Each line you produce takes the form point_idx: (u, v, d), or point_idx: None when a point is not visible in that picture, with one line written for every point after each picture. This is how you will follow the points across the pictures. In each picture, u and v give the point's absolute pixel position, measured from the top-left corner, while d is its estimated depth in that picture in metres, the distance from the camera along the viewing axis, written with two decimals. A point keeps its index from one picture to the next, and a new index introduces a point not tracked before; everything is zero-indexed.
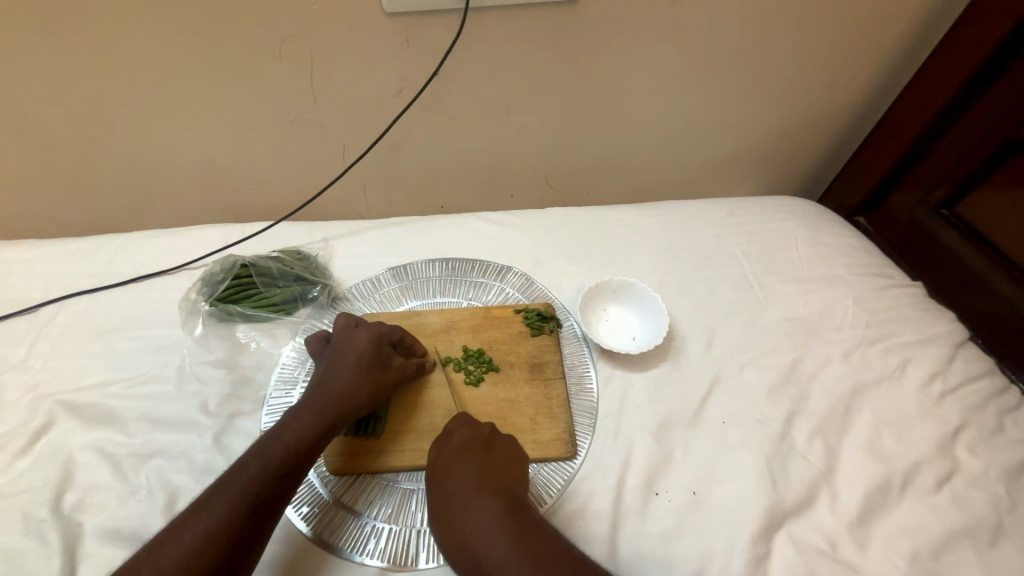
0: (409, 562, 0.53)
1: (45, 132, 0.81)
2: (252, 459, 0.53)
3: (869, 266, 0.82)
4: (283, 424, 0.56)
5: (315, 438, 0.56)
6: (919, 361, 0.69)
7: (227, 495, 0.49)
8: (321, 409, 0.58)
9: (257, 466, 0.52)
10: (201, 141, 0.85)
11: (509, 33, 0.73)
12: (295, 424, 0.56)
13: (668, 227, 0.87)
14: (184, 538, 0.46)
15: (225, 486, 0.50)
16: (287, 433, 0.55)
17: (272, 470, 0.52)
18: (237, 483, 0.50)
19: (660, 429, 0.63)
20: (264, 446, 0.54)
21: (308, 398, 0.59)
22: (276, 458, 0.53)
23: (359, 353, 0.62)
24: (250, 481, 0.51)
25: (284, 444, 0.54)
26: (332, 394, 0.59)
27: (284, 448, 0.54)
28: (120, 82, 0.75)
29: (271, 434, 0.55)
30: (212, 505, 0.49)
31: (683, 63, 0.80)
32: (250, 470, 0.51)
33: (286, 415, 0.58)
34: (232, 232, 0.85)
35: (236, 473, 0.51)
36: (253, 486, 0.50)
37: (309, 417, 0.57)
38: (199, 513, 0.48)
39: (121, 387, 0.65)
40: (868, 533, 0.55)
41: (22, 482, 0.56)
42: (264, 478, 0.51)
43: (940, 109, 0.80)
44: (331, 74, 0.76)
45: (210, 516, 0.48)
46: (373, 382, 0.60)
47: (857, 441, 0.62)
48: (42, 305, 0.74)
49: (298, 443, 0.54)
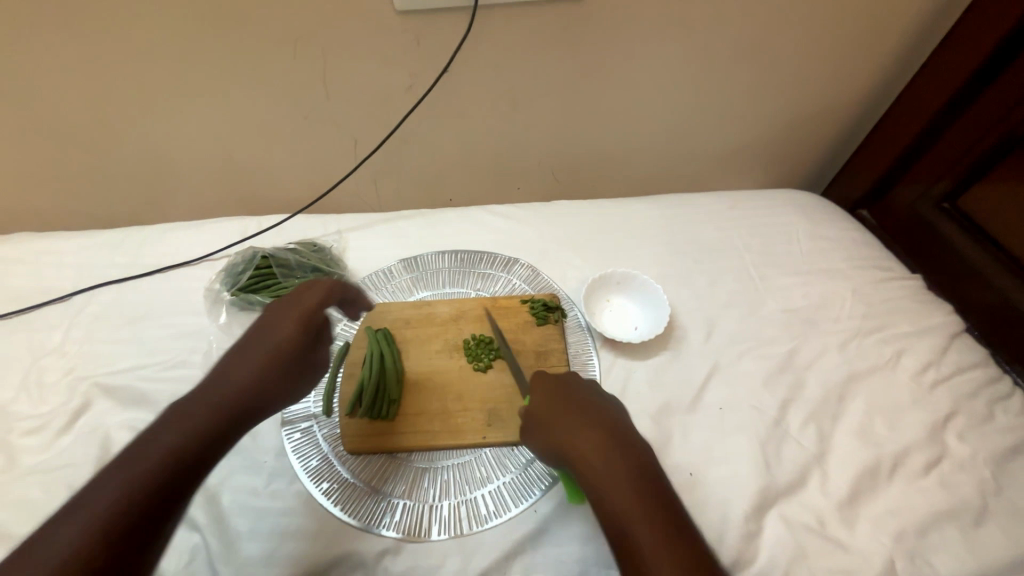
0: (422, 533, 0.57)
1: (70, 128, 0.84)
2: (162, 434, 0.44)
3: (869, 259, 0.83)
4: (214, 379, 0.50)
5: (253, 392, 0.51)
6: (914, 352, 0.71)
7: (153, 452, 0.42)
8: (260, 362, 0.53)
9: (170, 440, 0.44)
10: (219, 136, 0.88)
11: (516, 31, 0.76)
12: (233, 378, 0.51)
13: (672, 221, 0.89)
14: (92, 505, 0.38)
15: (150, 444, 0.43)
16: (202, 408, 0.47)
17: (205, 427, 0.46)
18: (168, 442, 0.43)
19: (660, 414, 0.66)
20: (195, 404, 0.47)
21: (240, 351, 0.54)
22: (212, 413, 0.47)
23: (295, 326, 0.57)
24: (182, 439, 0.44)
25: (201, 417, 0.46)
26: (269, 349, 0.54)
27: (199, 426, 0.46)
28: (144, 79, 0.78)
29: (179, 408, 0.47)
30: (112, 482, 0.40)
31: (688, 58, 0.82)
32: (160, 445, 0.43)
33: (197, 386, 0.50)
34: (250, 224, 0.88)
35: (144, 449, 0.42)
36: (166, 463, 0.42)
37: (244, 370, 0.52)
38: (86, 502, 0.38)
39: (151, 371, 0.69)
40: (856, 512, 0.58)
41: (65, 457, 0.61)
42: (176, 455, 0.43)
43: (944, 103, 0.81)
44: (345, 72, 0.79)
45: (108, 500, 0.39)
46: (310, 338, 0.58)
47: (850, 427, 0.65)
48: (74, 294, 0.78)
49: (216, 420, 0.47)
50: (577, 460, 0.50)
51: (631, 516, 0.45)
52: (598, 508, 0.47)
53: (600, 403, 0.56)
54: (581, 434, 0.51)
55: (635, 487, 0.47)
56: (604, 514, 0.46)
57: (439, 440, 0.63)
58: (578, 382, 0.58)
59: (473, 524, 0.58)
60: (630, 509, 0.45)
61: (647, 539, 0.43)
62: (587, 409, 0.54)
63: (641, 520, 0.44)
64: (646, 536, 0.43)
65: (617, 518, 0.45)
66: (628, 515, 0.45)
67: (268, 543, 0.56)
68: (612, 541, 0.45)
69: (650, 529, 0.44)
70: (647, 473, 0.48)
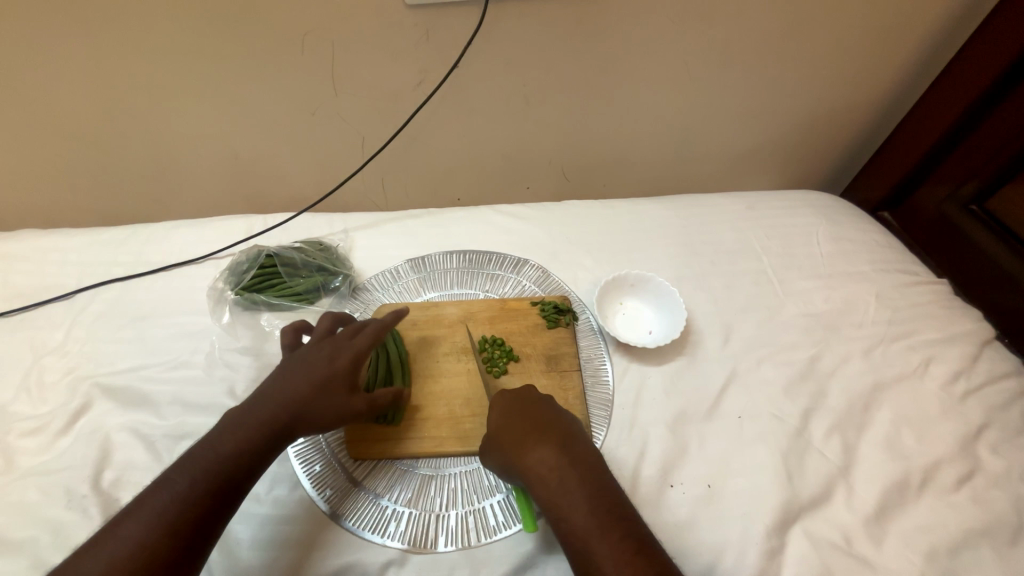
0: (428, 544, 0.55)
1: (77, 124, 0.83)
2: (200, 454, 0.49)
3: (892, 263, 0.80)
4: (245, 408, 0.52)
5: (281, 425, 0.52)
6: (942, 360, 0.68)
7: (191, 473, 0.47)
8: (286, 397, 0.53)
9: (205, 463, 0.48)
10: (225, 134, 0.87)
11: (528, 26, 0.73)
12: (258, 410, 0.52)
13: (687, 222, 0.86)
14: (142, 518, 0.45)
15: (191, 463, 0.48)
16: (234, 435, 0.50)
17: (235, 456, 0.49)
18: (203, 465, 0.48)
19: (675, 422, 0.63)
20: (225, 431, 0.50)
21: (273, 382, 0.55)
22: (240, 442, 0.50)
23: (328, 371, 0.56)
24: (212, 463, 0.48)
25: (232, 443, 0.50)
26: (297, 386, 0.54)
27: (230, 453, 0.49)
28: (150, 75, 0.77)
29: (219, 431, 0.51)
30: (158, 500, 0.46)
31: (705, 54, 0.79)
32: (197, 466, 0.48)
33: (237, 410, 0.53)
34: (255, 222, 0.87)
35: (183, 468, 0.48)
36: (200, 486, 0.47)
37: (252, 422, 0.51)
38: (142, 508, 0.45)
39: (153, 371, 0.67)
40: (884, 529, 0.55)
41: (64, 459, 0.59)
42: (209, 478, 0.47)
43: (973, 101, 0.78)
44: (353, 68, 0.77)
45: (152, 514, 0.45)
46: (344, 373, 0.56)
47: (876, 439, 0.62)
48: (77, 292, 0.77)
49: (245, 449, 0.50)
50: (541, 480, 0.51)
51: (589, 533, 0.46)
52: (560, 528, 0.48)
53: (567, 423, 0.57)
54: (544, 454, 0.52)
55: (598, 506, 0.48)
56: (565, 533, 0.48)
57: (446, 446, 0.61)
58: (539, 403, 0.59)
59: (481, 535, 0.55)
60: (592, 528, 0.46)
61: (607, 559, 0.44)
62: (550, 427, 0.55)
63: (601, 539, 0.46)
64: (605, 556, 0.45)
65: (579, 537, 0.47)
66: (588, 534, 0.46)
67: (269, 552, 0.54)
68: (574, 561, 0.46)
69: (612, 546, 0.45)
70: (607, 493, 0.49)
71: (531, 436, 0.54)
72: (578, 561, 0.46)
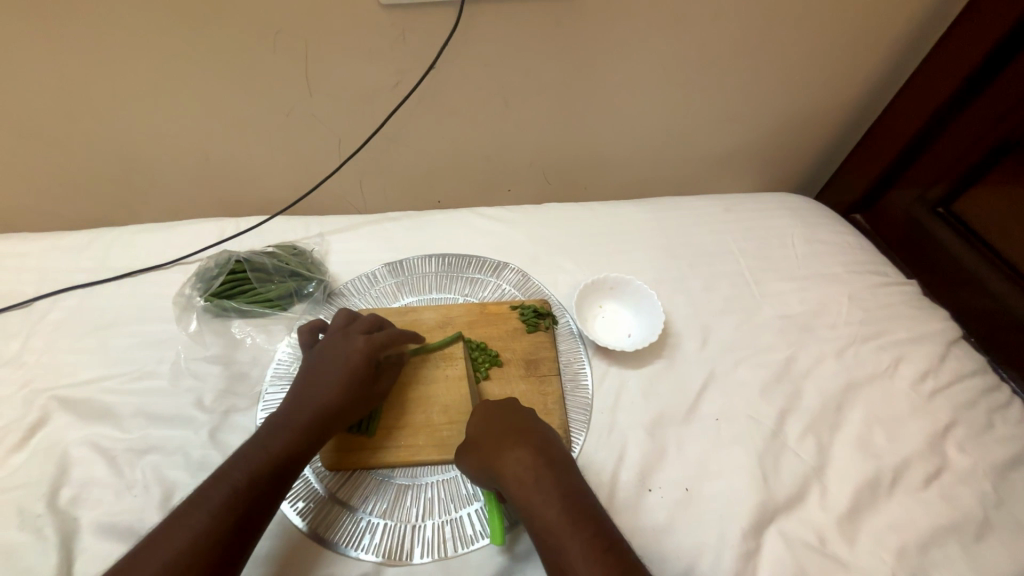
0: (403, 556, 0.54)
1: (35, 122, 0.80)
2: (237, 464, 0.51)
3: (864, 264, 0.82)
4: (283, 413, 0.56)
5: (319, 425, 0.56)
6: (911, 359, 0.70)
7: (230, 483, 0.49)
8: (320, 400, 0.57)
9: (245, 472, 0.50)
10: (194, 134, 0.84)
11: (506, 28, 0.73)
12: (295, 414, 0.56)
13: (667, 225, 0.86)
14: (184, 528, 0.46)
15: (229, 476, 0.50)
16: (272, 442, 0.53)
17: (284, 454, 0.53)
18: (241, 475, 0.50)
19: (653, 425, 0.63)
20: (271, 434, 0.54)
21: (304, 387, 0.59)
22: (277, 450, 0.53)
23: (349, 371, 0.59)
24: (263, 460, 0.52)
25: (269, 451, 0.52)
26: (328, 389, 0.58)
27: (269, 458, 0.52)
28: (113, 73, 0.74)
29: (256, 441, 0.54)
30: (199, 509, 0.47)
31: (682, 57, 0.80)
32: (236, 475, 0.50)
33: (273, 418, 0.56)
34: (227, 226, 0.84)
35: (221, 479, 0.50)
36: (240, 492, 0.49)
37: (286, 427, 0.55)
38: (182, 520, 0.47)
39: (116, 382, 0.65)
40: (857, 528, 0.56)
41: (19, 477, 0.56)
42: (249, 484, 0.50)
43: (940, 105, 0.80)
44: (327, 70, 0.76)
45: (193, 523, 0.46)
46: (367, 371, 0.60)
47: (849, 439, 0.63)
48: (35, 300, 0.73)
49: (284, 453, 0.53)
50: (516, 481, 0.51)
51: (563, 532, 0.47)
52: (534, 527, 0.48)
53: (543, 426, 0.57)
54: (520, 452, 0.52)
55: (572, 505, 0.48)
56: (539, 531, 0.48)
57: (421, 455, 0.60)
58: (512, 407, 0.58)
59: (457, 546, 0.54)
60: (567, 527, 0.47)
61: (579, 557, 0.45)
62: (526, 428, 0.55)
63: (574, 536, 0.46)
64: (577, 554, 0.45)
65: (552, 535, 0.47)
66: (561, 532, 0.47)
67: None
68: (547, 559, 0.47)
69: (586, 544, 0.45)
70: (580, 493, 0.50)
71: (507, 437, 0.54)
72: (551, 559, 0.46)
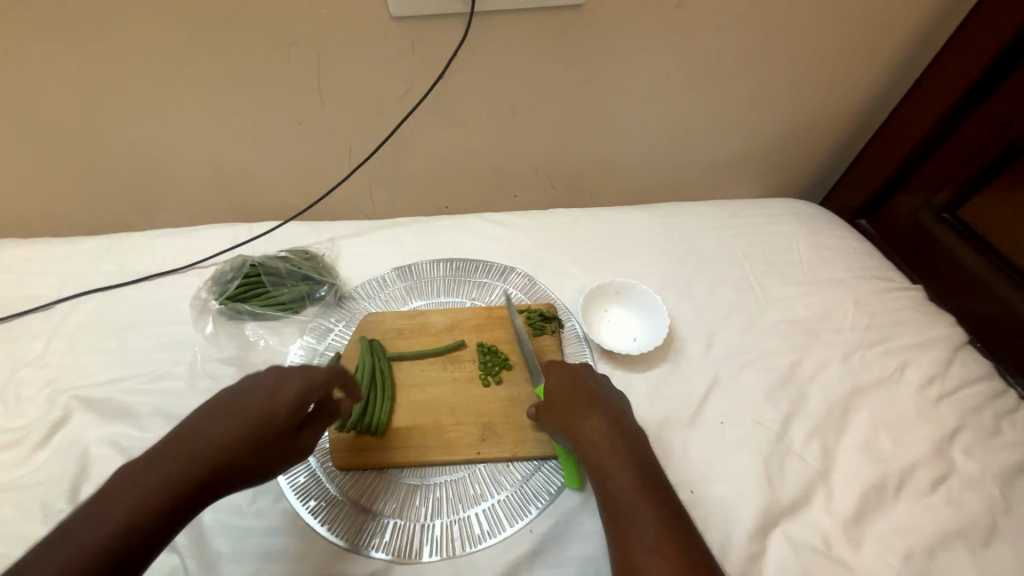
0: (412, 555, 0.55)
1: (59, 131, 0.83)
2: (169, 453, 0.43)
3: (869, 269, 0.82)
4: (193, 425, 0.46)
5: (235, 450, 0.45)
6: (917, 364, 0.70)
7: (154, 480, 0.41)
8: (240, 416, 0.46)
9: (173, 468, 0.42)
10: (211, 142, 0.86)
11: (513, 38, 0.75)
12: (208, 430, 0.45)
13: (671, 230, 0.87)
14: (90, 525, 0.39)
15: (156, 469, 0.42)
16: (216, 433, 0.45)
17: (216, 455, 0.44)
18: (166, 471, 0.42)
19: (659, 428, 0.64)
20: (216, 419, 0.46)
21: (227, 394, 0.49)
22: (219, 446, 0.45)
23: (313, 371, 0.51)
24: (200, 456, 0.44)
25: (211, 445, 0.44)
26: (289, 379, 0.50)
27: (208, 454, 0.44)
28: (135, 84, 0.76)
29: (195, 428, 0.45)
30: (114, 506, 0.40)
31: (687, 65, 0.81)
32: (164, 470, 0.42)
33: (223, 402, 0.48)
34: (241, 231, 0.86)
35: (146, 470, 0.42)
36: (165, 492, 0.41)
37: (235, 417, 0.46)
38: (94, 513, 0.40)
39: (135, 383, 0.67)
40: (863, 532, 0.56)
41: (41, 473, 0.58)
42: (175, 484, 0.42)
43: (944, 112, 0.81)
44: (340, 80, 0.78)
45: (104, 520, 0.39)
46: (306, 387, 0.49)
47: (854, 443, 0.63)
48: (57, 303, 0.76)
49: (227, 452, 0.45)
50: (591, 446, 0.54)
51: (631, 494, 0.50)
52: (603, 487, 0.52)
53: (614, 399, 0.60)
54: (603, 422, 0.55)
55: (641, 474, 0.51)
56: (608, 492, 0.51)
57: (430, 455, 0.61)
58: (587, 377, 0.62)
59: (465, 545, 0.55)
60: (634, 490, 0.50)
61: (645, 517, 0.48)
62: (600, 401, 0.58)
63: (643, 499, 0.49)
64: (644, 515, 0.48)
65: (620, 500, 0.50)
66: (629, 493, 0.50)
67: (250, 566, 0.54)
68: (611, 519, 0.50)
69: (653, 508, 0.48)
70: (649, 464, 0.53)
71: (583, 407, 0.58)
72: (615, 517, 0.49)
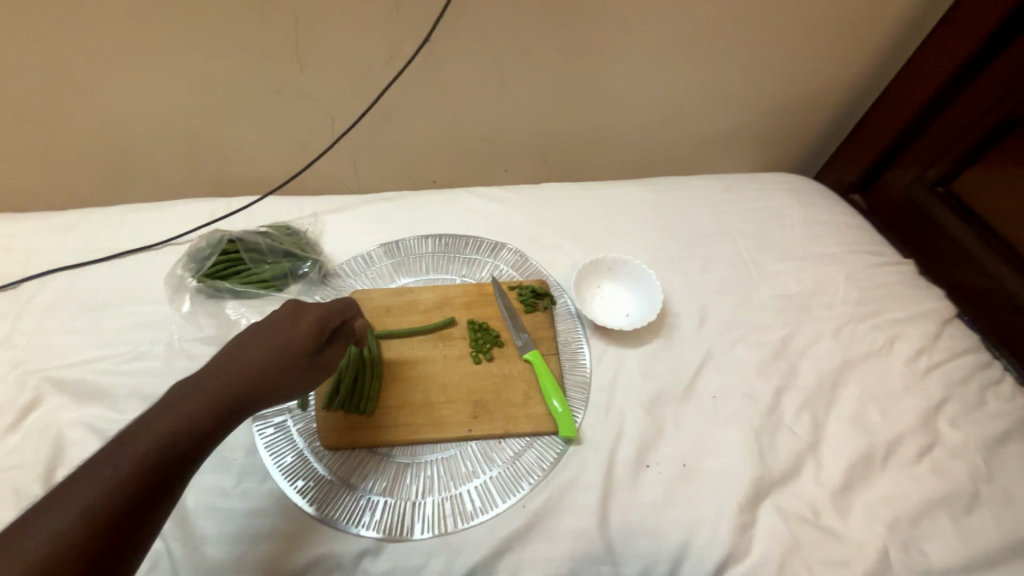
0: (404, 533, 0.54)
1: (14, 98, 0.77)
2: (202, 380, 0.44)
3: (862, 244, 0.82)
4: (191, 379, 0.44)
5: (240, 397, 0.45)
6: (907, 338, 0.70)
7: (188, 406, 0.42)
8: (248, 361, 0.47)
9: (205, 394, 0.44)
10: (182, 112, 0.81)
11: (501, 0, 0.70)
12: (205, 382, 0.44)
13: (665, 205, 0.86)
14: (127, 451, 0.39)
15: (190, 396, 0.43)
16: (246, 360, 0.47)
17: (244, 382, 0.45)
18: (198, 398, 0.43)
19: (652, 403, 0.64)
20: (243, 350, 0.47)
21: (250, 331, 0.50)
22: (248, 375, 0.46)
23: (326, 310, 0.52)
24: (231, 383, 0.45)
25: (241, 373, 0.46)
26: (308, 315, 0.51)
27: (241, 380, 0.45)
28: (93, 45, 0.71)
29: (225, 359, 0.47)
30: (150, 430, 0.41)
31: (684, 31, 0.77)
32: (196, 396, 0.43)
33: (248, 336, 0.49)
34: (218, 206, 0.82)
35: (179, 396, 0.43)
36: (199, 416, 0.42)
37: (263, 347, 0.48)
38: (130, 438, 0.40)
39: (110, 364, 0.64)
40: (850, 501, 0.57)
41: (11, 458, 0.56)
42: (207, 408, 0.43)
43: (941, 84, 0.80)
44: (318, 44, 0.73)
45: (140, 444, 0.40)
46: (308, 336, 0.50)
47: (844, 415, 0.63)
48: (23, 281, 0.72)
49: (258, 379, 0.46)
50: None
51: None
52: None
53: None
54: None
55: None
56: None
57: (421, 433, 0.60)
58: None
59: (458, 522, 0.55)
60: None
61: None
62: None
63: None
64: None
65: None
66: None
67: (238, 547, 0.53)
68: None
69: None
70: None
71: None
72: None
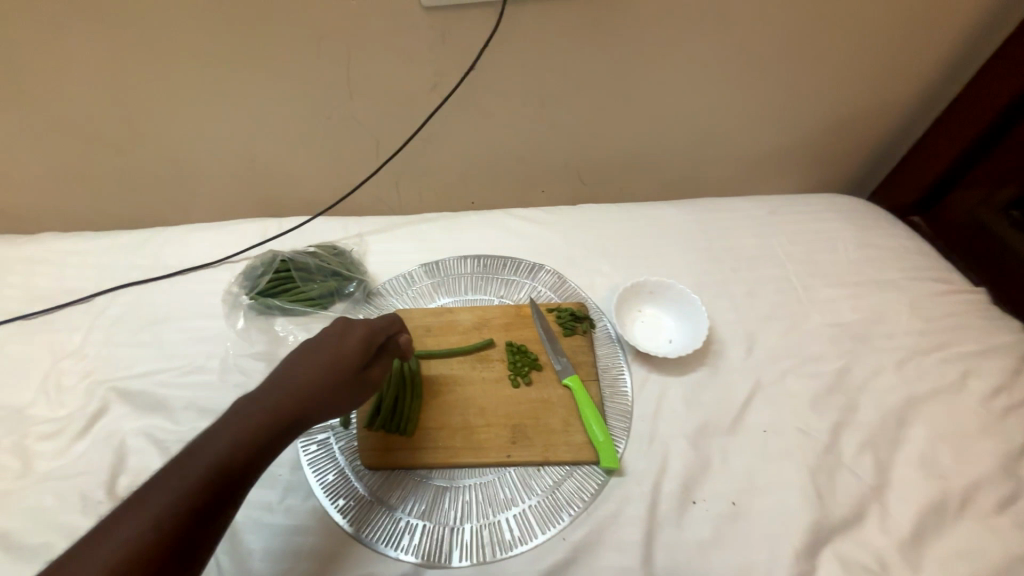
0: (441, 559, 0.54)
1: (98, 127, 0.84)
2: (258, 399, 0.46)
3: (925, 270, 0.77)
4: (248, 397, 0.46)
5: (294, 414, 0.46)
6: (982, 374, 0.65)
7: (246, 424, 0.44)
8: (300, 378, 0.48)
9: (261, 412, 0.45)
10: (242, 138, 0.87)
11: (545, 28, 0.72)
12: (264, 398, 0.46)
13: (708, 227, 0.84)
14: (189, 467, 0.41)
15: (248, 414, 0.45)
16: (299, 378, 0.48)
17: (298, 400, 0.47)
18: (257, 416, 0.45)
19: (697, 435, 0.61)
20: (296, 368, 0.49)
21: (301, 350, 0.52)
22: (301, 393, 0.47)
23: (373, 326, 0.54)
24: (286, 401, 0.47)
25: (294, 391, 0.47)
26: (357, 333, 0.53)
27: (294, 398, 0.47)
28: (169, 79, 0.77)
29: (279, 377, 0.49)
30: (211, 448, 0.42)
31: (728, 53, 0.77)
32: (254, 414, 0.45)
33: (300, 354, 0.51)
34: (270, 226, 0.87)
35: (237, 414, 0.45)
36: (256, 433, 0.44)
37: (314, 364, 0.49)
38: (192, 455, 0.42)
39: (169, 376, 0.67)
40: (921, 554, 0.52)
41: (80, 463, 0.59)
42: (264, 425, 0.44)
43: (1010, 101, 0.75)
44: (368, 73, 0.77)
45: (203, 461, 0.41)
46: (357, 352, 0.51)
47: (911, 457, 0.59)
48: (97, 295, 0.78)
49: (311, 397, 0.48)
50: None
51: None
52: None
53: None
54: None
55: None
56: None
57: (459, 457, 0.60)
58: None
59: (496, 551, 0.54)
60: None
61: None
62: None
63: None
64: None
65: None
66: None
67: (280, 563, 0.54)
68: None
69: None
70: None
71: None
72: None
